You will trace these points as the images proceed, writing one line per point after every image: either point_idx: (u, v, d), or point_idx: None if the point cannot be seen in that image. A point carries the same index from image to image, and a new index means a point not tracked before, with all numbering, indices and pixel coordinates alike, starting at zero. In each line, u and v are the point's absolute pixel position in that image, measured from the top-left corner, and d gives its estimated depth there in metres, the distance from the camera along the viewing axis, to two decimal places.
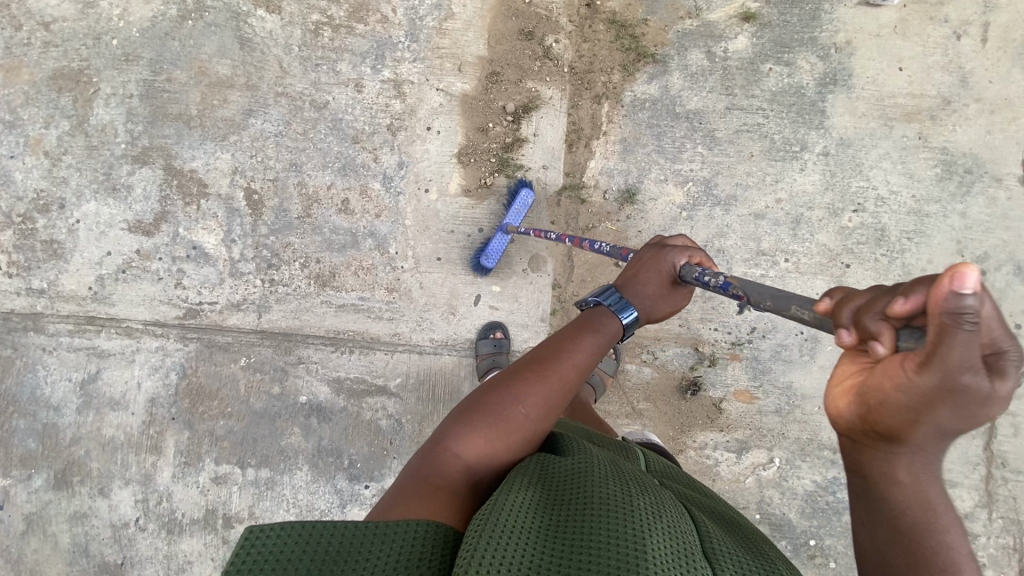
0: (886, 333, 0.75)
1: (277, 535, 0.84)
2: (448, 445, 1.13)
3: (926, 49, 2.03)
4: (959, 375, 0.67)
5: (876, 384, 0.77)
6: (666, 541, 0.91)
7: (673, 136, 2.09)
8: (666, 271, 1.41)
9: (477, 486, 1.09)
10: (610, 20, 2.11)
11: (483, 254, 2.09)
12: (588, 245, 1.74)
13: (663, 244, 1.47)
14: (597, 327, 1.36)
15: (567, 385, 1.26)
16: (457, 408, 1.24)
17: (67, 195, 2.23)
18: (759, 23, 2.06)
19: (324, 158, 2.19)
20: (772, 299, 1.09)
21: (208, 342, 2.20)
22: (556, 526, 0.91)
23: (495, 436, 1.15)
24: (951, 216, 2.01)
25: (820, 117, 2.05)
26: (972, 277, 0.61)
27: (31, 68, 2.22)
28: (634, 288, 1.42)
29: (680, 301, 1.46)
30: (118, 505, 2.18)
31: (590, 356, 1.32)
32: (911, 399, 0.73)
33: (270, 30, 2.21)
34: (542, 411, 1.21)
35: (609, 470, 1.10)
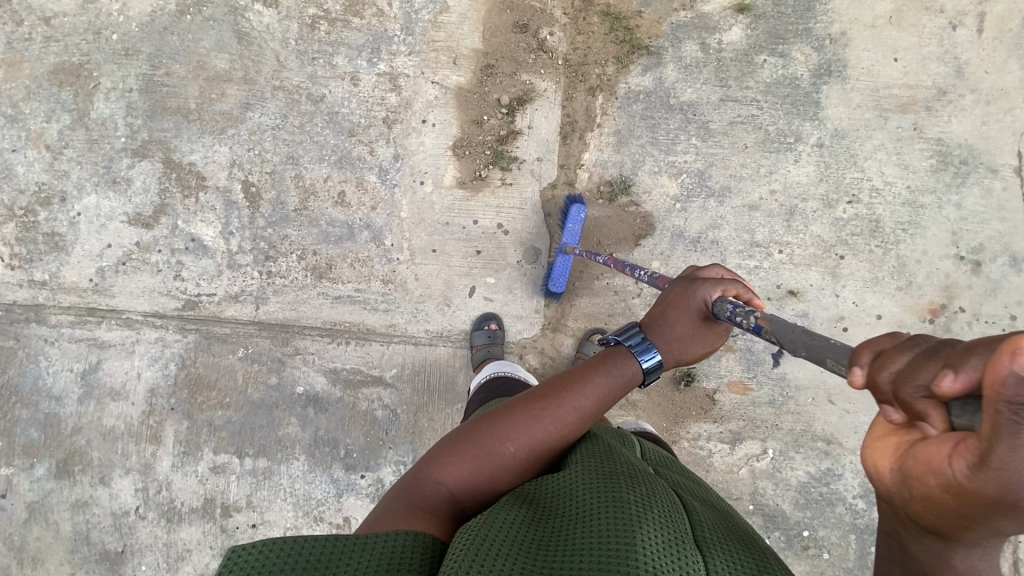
0: (933, 410, 0.63)
1: (256, 552, 0.83)
2: (431, 469, 1.14)
3: (921, 40, 2.02)
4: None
5: (922, 469, 0.67)
6: (660, 532, 0.91)
7: (667, 128, 2.09)
8: (695, 308, 1.27)
9: (457, 512, 1.08)
10: (605, 13, 2.11)
11: (550, 279, 2.09)
12: (631, 270, 1.70)
13: (694, 278, 1.33)
14: (608, 369, 1.27)
15: (565, 427, 1.21)
16: (450, 432, 1.25)
17: (69, 187, 2.26)
18: (753, 14, 2.06)
19: (321, 151, 2.21)
20: (806, 349, 0.97)
21: (207, 333, 2.23)
22: (544, 539, 0.91)
23: (480, 468, 1.14)
24: (946, 207, 2.01)
25: (814, 108, 2.04)
26: None
27: (32, 63, 2.25)
28: (659, 327, 1.30)
29: (715, 340, 1.31)
30: (118, 494, 2.21)
31: (595, 401, 1.24)
32: (964, 498, 0.63)
33: (267, 24, 2.23)
34: (531, 450, 1.18)
35: (600, 468, 1.10)
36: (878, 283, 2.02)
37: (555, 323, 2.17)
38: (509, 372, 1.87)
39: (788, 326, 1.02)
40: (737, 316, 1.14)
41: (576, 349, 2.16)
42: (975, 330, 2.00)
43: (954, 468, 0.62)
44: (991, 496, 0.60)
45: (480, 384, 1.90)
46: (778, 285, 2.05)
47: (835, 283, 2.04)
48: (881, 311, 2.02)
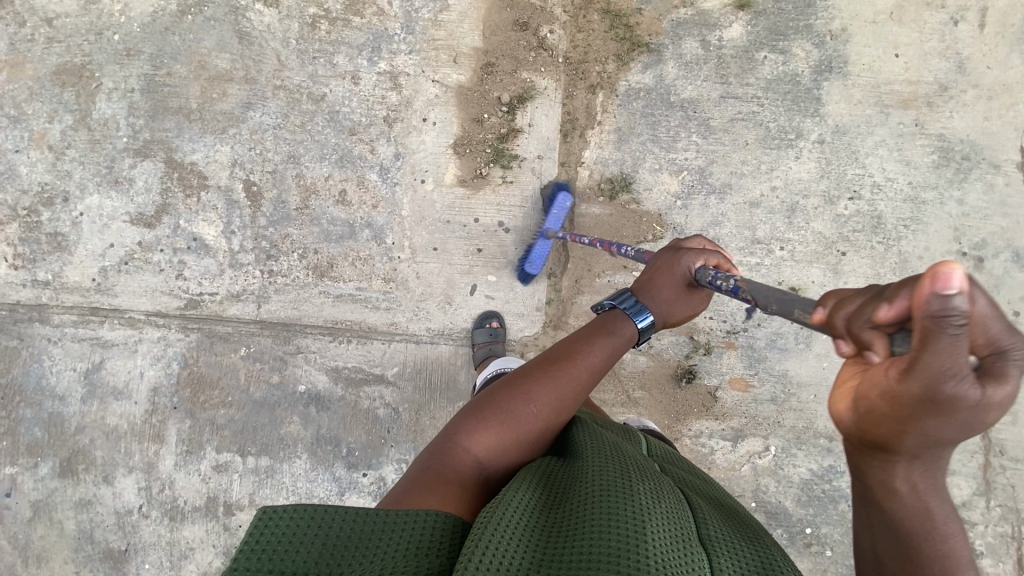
0: (877, 340, 0.66)
1: (290, 517, 0.85)
2: (457, 440, 1.13)
3: (922, 35, 2.02)
4: (947, 386, 0.60)
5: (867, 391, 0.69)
6: (668, 527, 0.90)
7: (668, 126, 2.09)
8: (682, 273, 1.31)
9: (486, 481, 1.08)
10: (604, 10, 2.11)
11: (528, 261, 2.14)
12: (617, 250, 1.71)
13: (678, 247, 1.37)
14: (611, 331, 1.29)
15: (582, 386, 1.24)
16: (466, 406, 1.24)
17: (71, 188, 2.27)
18: (753, 11, 2.06)
19: (322, 150, 2.21)
20: (777, 303, 0.99)
21: (209, 332, 2.24)
22: (554, 526, 0.91)
23: (508, 433, 1.15)
24: (948, 203, 2.00)
25: (815, 105, 2.04)
26: (956, 275, 0.54)
27: (35, 64, 2.26)
28: (650, 290, 1.32)
29: (699, 306, 1.35)
30: (121, 493, 2.22)
31: (605, 359, 1.27)
32: (902, 410, 0.66)
33: (268, 23, 2.24)
34: (554, 410, 1.20)
35: (609, 458, 1.10)
36: (880, 279, 2.02)
37: (556, 321, 2.17)
38: (512, 369, 1.87)
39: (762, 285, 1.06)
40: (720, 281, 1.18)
41: None
42: None
43: (889, 382, 0.65)
44: (920, 403, 0.63)
45: (482, 380, 1.90)
46: (780, 282, 2.05)
47: (837, 280, 2.03)
48: None
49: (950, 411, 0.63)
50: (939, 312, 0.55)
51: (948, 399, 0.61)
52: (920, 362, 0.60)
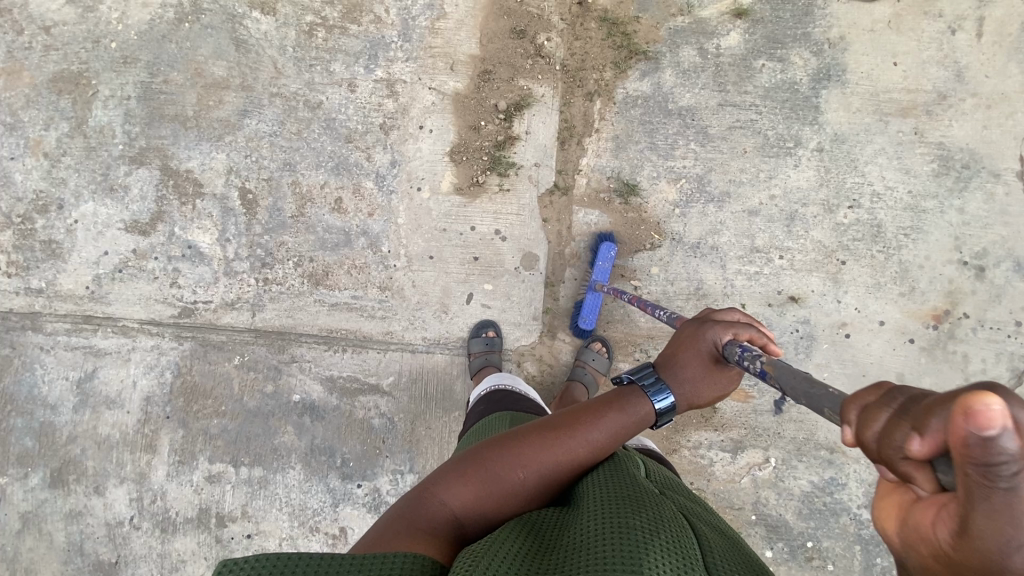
0: (920, 472, 0.56)
1: (250, 564, 0.81)
2: (437, 488, 1.11)
3: (921, 44, 2.01)
4: (1013, 549, 0.49)
5: (912, 534, 0.57)
6: (669, 559, 0.87)
7: (666, 133, 2.08)
8: (706, 350, 1.28)
9: (461, 535, 1.04)
10: (602, 18, 2.11)
11: (580, 317, 2.08)
12: (653, 311, 1.64)
13: (707, 319, 1.33)
14: (622, 407, 1.28)
15: (577, 459, 1.20)
16: (452, 457, 1.22)
17: (66, 195, 2.26)
18: (751, 19, 2.05)
19: (318, 157, 2.20)
20: (807, 397, 0.91)
21: (203, 340, 2.22)
22: (549, 568, 0.88)
23: (486, 492, 1.12)
24: (948, 212, 1.99)
25: (814, 113, 2.03)
26: (997, 411, 0.46)
27: (32, 71, 2.26)
28: (673, 370, 1.31)
29: (726, 385, 1.31)
30: (112, 504, 2.19)
31: (608, 436, 1.24)
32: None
33: (264, 31, 2.24)
34: (540, 478, 1.16)
35: (606, 494, 1.07)
36: (880, 288, 2.00)
37: (554, 330, 2.15)
38: (507, 386, 1.82)
39: (790, 372, 0.98)
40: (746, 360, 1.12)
41: (575, 357, 2.13)
42: (980, 336, 1.97)
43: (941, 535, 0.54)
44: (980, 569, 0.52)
45: (479, 395, 1.87)
46: (779, 291, 2.02)
47: (837, 289, 2.01)
48: (883, 317, 1.99)
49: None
50: (984, 457, 0.47)
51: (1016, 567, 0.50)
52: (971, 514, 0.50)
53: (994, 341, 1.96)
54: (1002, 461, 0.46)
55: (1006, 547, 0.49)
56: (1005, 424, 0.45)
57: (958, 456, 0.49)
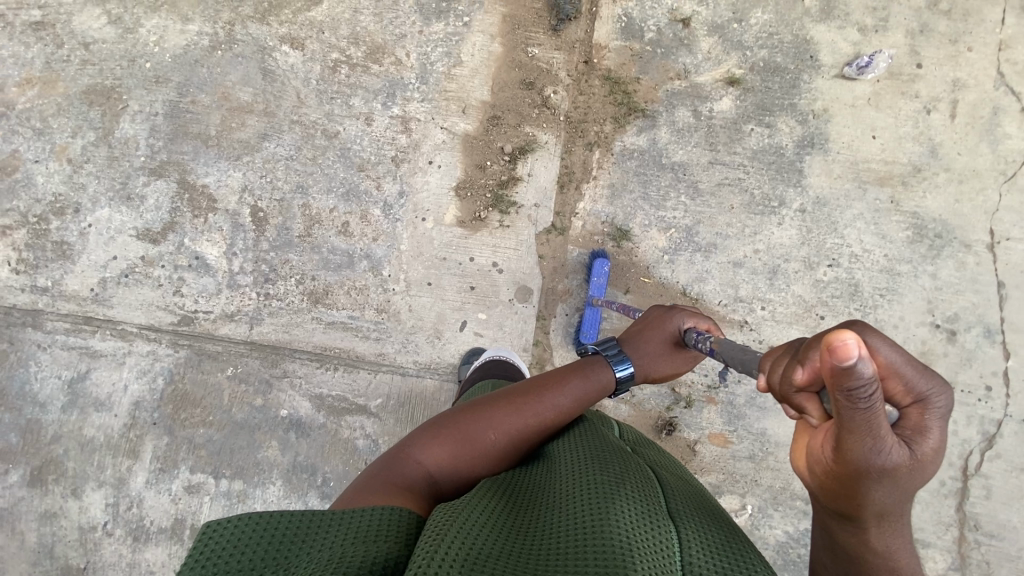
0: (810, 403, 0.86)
1: (229, 527, 0.89)
2: (415, 450, 1.30)
3: (897, 120, 2.17)
4: (869, 446, 0.77)
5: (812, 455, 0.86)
6: (631, 508, 1.00)
7: (658, 185, 2.21)
8: (670, 332, 1.60)
9: (435, 489, 1.22)
10: (605, 77, 2.28)
11: (580, 331, 2.17)
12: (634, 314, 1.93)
13: (671, 308, 1.66)
14: (587, 375, 1.52)
15: (544, 422, 1.39)
16: (427, 423, 1.42)
17: (83, 200, 2.39)
18: (742, 87, 2.23)
19: (330, 183, 2.31)
20: (741, 363, 1.25)
21: (198, 349, 2.26)
22: (523, 526, 1.01)
23: (458, 452, 1.31)
24: (922, 276, 2.09)
25: (798, 175, 2.16)
26: (850, 346, 0.69)
27: (67, 82, 2.45)
28: (637, 344, 1.60)
29: (681, 364, 1.62)
30: (88, 508, 2.19)
31: (573, 400, 1.44)
32: (841, 474, 0.83)
33: (292, 64, 2.41)
34: (509, 439, 1.36)
35: (579, 462, 1.21)
36: None
37: (542, 363, 2.21)
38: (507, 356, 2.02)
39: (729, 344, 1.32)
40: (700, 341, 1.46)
41: None
42: None
43: (830, 449, 0.83)
44: (852, 466, 0.80)
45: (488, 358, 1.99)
46: (760, 341, 2.11)
47: None
48: None
49: (884, 474, 0.80)
50: (849, 382, 0.71)
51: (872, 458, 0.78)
52: (847, 427, 0.77)
53: (965, 404, 2.04)
54: (857, 382, 0.71)
55: (866, 448, 0.78)
56: (857, 354, 0.70)
57: (832, 387, 0.74)
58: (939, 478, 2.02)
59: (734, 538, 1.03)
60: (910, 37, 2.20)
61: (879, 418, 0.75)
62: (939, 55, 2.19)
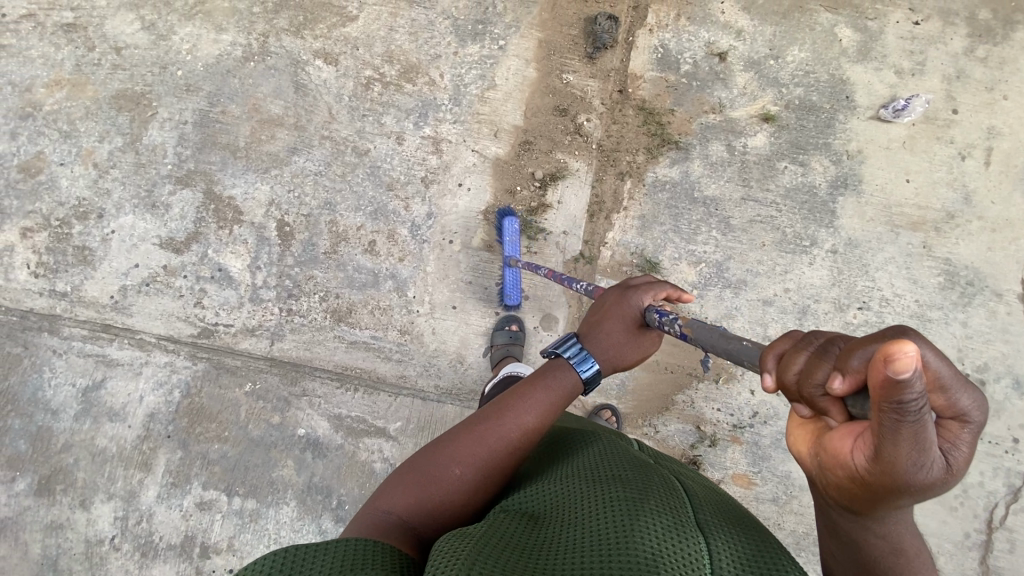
0: (832, 407, 0.74)
1: None
2: (382, 502, 1.25)
3: (932, 165, 2.16)
4: (912, 464, 0.68)
5: (830, 462, 0.77)
6: (659, 521, 0.98)
7: (690, 219, 2.20)
8: (630, 314, 1.46)
9: (411, 532, 1.17)
10: (640, 107, 2.27)
11: (505, 294, 2.19)
12: (569, 284, 1.82)
13: (627, 287, 1.52)
14: (545, 384, 1.45)
15: (511, 443, 1.35)
16: (394, 472, 1.37)
17: (108, 206, 2.37)
18: (777, 124, 2.22)
19: (358, 201, 2.30)
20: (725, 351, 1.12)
21: (217, 363, 2.23)
22: (544, 543, 0.99)
23: (424, 492, 1.27)
24: (953, 323, 2.07)
25: (830, 216, 2.15)
26: (910, 358, 0.60)
27: (96, 86, 2.44)
28: (596, 336, 1.48)
29: (648, 346, 1.50)
30: (96, 521, 2.16)
31: (538, 416, 1.40)
32: (863, 484, 0.74)
33: (325, 79, 2.40)
34: (477, 468, 1.31)
35: (597, 474, 1.18)
36: None
37: None
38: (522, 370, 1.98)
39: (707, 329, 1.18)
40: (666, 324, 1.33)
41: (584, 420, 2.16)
42: (979, 449, 2.02)
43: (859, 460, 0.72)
44: (883, 479, 0.71)
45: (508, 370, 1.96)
46: None
47: None
48: None
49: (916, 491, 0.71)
50: (899, 395, 0.62)
51: (909, 476, 0.69)
52: (886, 440, 0.67)
53: (993, 455, 2.01)
54: (911, 396, 0.62)
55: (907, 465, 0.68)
56: (915, 366, 0.60)
57: (879, 399, 0.64)
58: (965, 530, 1.99)
59: (763, 543, 1.02)
60: (947, 82, 2.20)
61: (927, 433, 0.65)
62: (974, 101, 2.19)
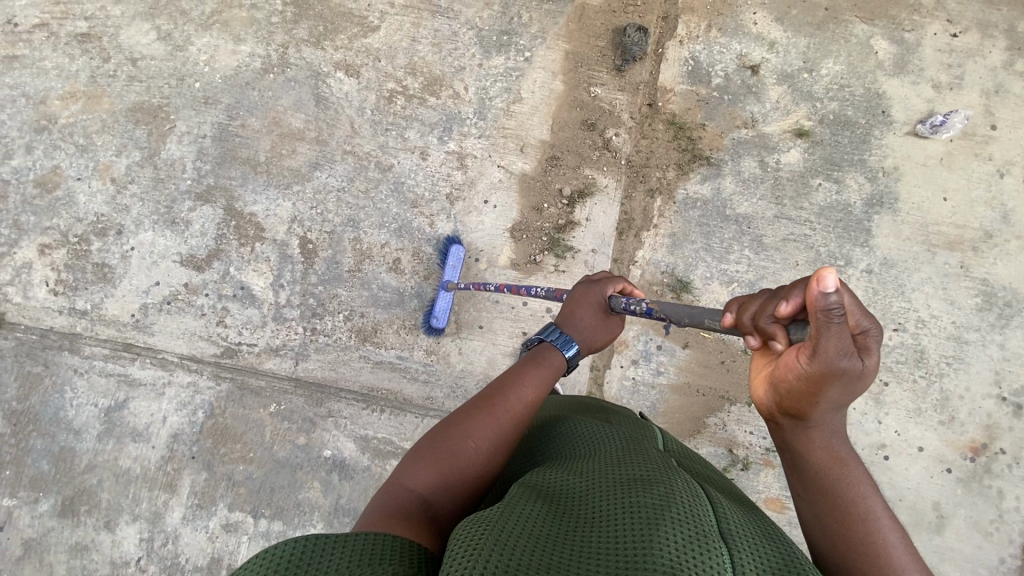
0: (779, 331, 0.98)
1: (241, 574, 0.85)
2: (404, 479, 1.22)
3: (970, 182, 2.12)
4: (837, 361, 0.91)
5: (780, 373, 1.00)
6: (680, 527, 0.90)
7: (721, 237, 2.16)
8: (597, 300, 1.56)
9: (432, 512, 1.15)
10: (670, 121, 2.22)
11: (432, 316, 2.16)
12: (526, 292, 1.85)
13: (591, 279, 1.62)
14: (537, 361, 1.49)
15: (517, 416, 1.36)
16: (409, 450, 1.33)
17: (127, 222, 2.33)
18: (811, 140, 2.17)
19: (382, 218, 2.25)
20: (688, 318, 1.26)
21: (241, 383, 2.21)
22: (562, 538, 0.91)
23: (444, 470, 1.24)
24: (989, 345, 2.04)
25: (865, 235, 2.11)
26: (830, 280, 0.83)
27: (113, 98, 2.39)
28: (572, 321, 1.55)
29: (616, 328, 1.60)
30: (121, 542, 2.14)
31: (537, 390, 1.43)
32: (804, 386, 0.96)
33: (346, 91, 2.34)
34: (491, 444, 1.30)
35: (620, 473, 1.09)
36: (921, 414, 2.03)
37: None
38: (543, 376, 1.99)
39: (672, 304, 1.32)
40: (634, 305, 1.44)
41: None
42: (1015, 473, 2.00)
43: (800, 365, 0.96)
44: (819, 378, 0.94)
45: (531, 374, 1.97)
46: None
47: (879, 410, 2.03)
48: (923, 443, 2.02)
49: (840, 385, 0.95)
50: (827, 303, 0.85)
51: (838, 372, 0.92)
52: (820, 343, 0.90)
53: None
54: (834, 303, 0.86)
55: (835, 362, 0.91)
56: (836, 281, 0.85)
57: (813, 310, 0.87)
58: (1001, 555, 1.97)
59: (791, 561, 0.93)
60: (985, 97, 2.15)
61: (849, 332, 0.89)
62: (1014, 117, 2.14)
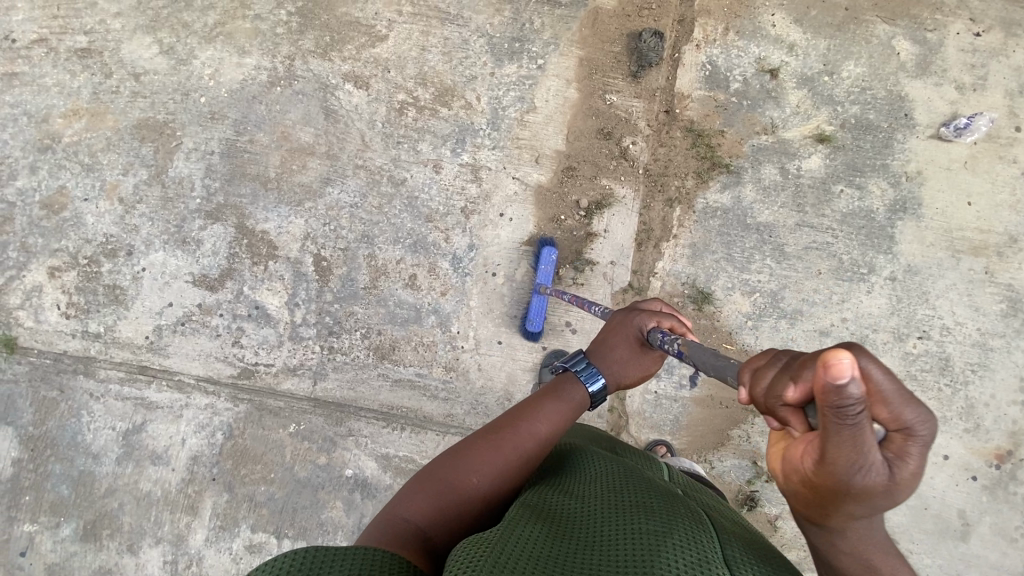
0: (792, 417, 0.74)
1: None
2: (399, 508, 1.15)
3: (994, 186, 2.08)
4: (854, 470, 0.68)
5: (790, 468, 0.76)
6: (681, 554, 0.90)
7: (742, 247, 2.13)
8: (632, 333, 1.51)
9: (428, 545, 1.06)
10: (687, 129, 2.18)
11: (528, 318, 2.13)
12: (589, 308, 1.82)
13: (632, 308, 1.57)
14: (558, 394, 1.46)
15: (525, 450, 1.32)
16: (409, 480, 1.28)
17: (137, 242, 2.29)
18: (833, 145, 2.13)
19: (397, 233, 2.22)
20: (715, 369, 1.14)
21: (259, 404, 2.19)
22: (563, 558, 0.90)
23: (445, 501, 1.17)
24: (1015, 352, 2.02)
25: (889, 242, 2.08)
26: (845, 366, 0.61)
27: (117, 115, 2.34)
28: (602, 353, 1.52)
29: (649, 365, 1.53)
30: (145, 564, 2.14)
31: (551, 424, 1.39)
32: (817, 490, 0.73)
33: (355, 104, 2.29)
34: (495, 477, 1.26)
35: (622, 498, 1.08)
36: (946, 422, 2.01)
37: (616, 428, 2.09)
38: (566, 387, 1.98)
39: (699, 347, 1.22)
40: (666, 343, 1.35)
41: None
42: None
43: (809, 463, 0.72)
44: (834, 486, 0.71)
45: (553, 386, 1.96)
46: None
47: None
48: (948, 452, 2.01)
49: (861, 496, 0.71)
50: (838, 400, 0.62)
51: (856, 481, 0.69)
52: (830, 445, 0.67)
53: None
54: (847, 401, 0.62)
55: (851, 470, 0.68)
56: (851, 373, 0.61)
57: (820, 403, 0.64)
58: None
59: None
60: (1009, 98, 2.10)
61: (866, 444, 0.65)
62: None
